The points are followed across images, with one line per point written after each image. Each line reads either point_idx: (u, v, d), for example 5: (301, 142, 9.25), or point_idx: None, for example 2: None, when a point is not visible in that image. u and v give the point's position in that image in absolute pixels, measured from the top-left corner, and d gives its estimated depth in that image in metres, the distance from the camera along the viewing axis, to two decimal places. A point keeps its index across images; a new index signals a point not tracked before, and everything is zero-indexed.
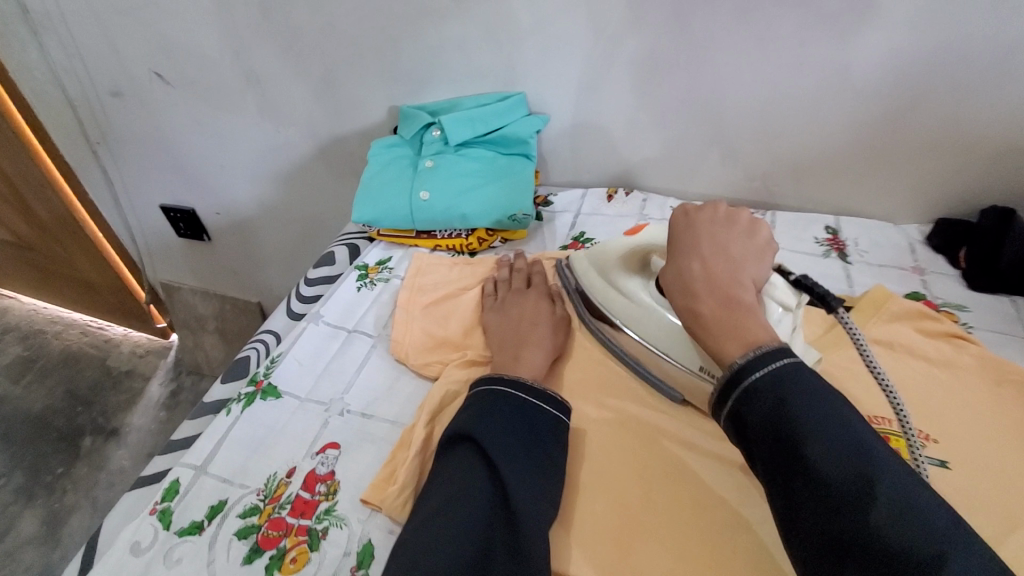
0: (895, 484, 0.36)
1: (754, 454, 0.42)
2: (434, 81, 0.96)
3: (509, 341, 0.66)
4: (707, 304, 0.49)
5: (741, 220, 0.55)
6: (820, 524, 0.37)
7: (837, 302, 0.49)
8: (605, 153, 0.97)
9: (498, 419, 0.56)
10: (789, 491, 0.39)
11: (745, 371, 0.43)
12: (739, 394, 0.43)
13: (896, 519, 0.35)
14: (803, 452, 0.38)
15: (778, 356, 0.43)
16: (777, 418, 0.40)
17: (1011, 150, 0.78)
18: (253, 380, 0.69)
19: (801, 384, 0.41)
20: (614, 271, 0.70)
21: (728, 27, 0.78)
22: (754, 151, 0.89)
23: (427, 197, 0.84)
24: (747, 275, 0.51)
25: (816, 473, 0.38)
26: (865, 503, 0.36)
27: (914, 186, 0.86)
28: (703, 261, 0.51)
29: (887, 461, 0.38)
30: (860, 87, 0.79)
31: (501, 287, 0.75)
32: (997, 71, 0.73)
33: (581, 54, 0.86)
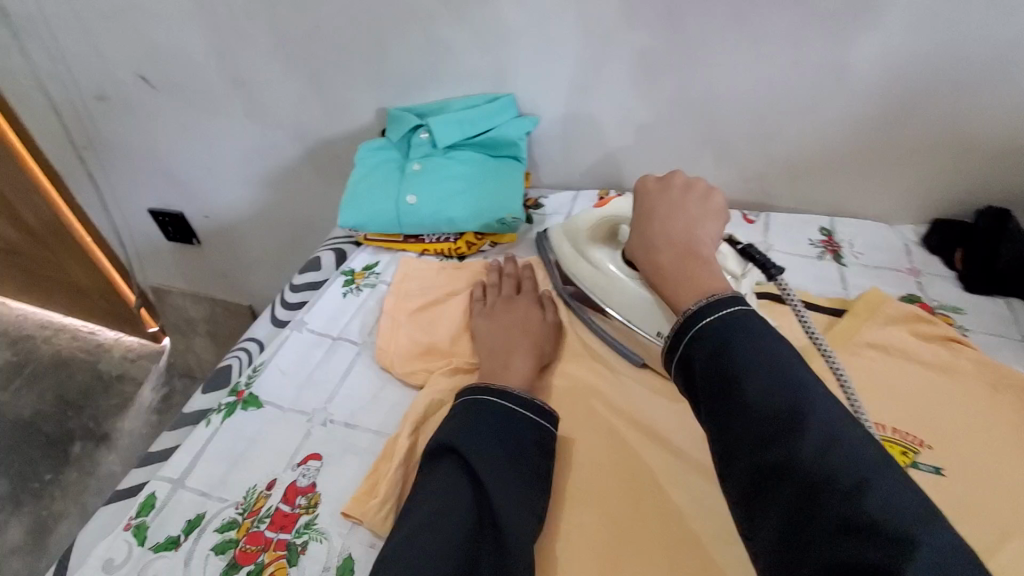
0: (821, 416, 0.39)
1: (699, 395, 0.45)
2: (422, 83, 0.95)
3: (497, 349, 0.65)
4: (665, 255, 0.56)
5: (699, 188, 0.62)
6: (751, 452, 0.40)
7: (777, 270, 0.57)
8: (597, 155, 0.95)
9: (483, 430, 0.54)
10: (727, 425, 0.41)
11: (696, 319, 0.46)
12: (688, 340, 0.46)
13: (819, 445, 0.37)
14: (738, 387, 0.41)
15: (725, 307, 0.46)
16: (718, 358, 0.43)
17: (1008, 149, 0.77)
18: (234, 389, 0.67)
19: (743, 329, 0.44)
20: (583, 242, 0.74)
21: (718, 26, 0.77)
22: (747, 152, 0.87)
23: (414, 200, 0.83)
24: (704, 237, 0.57)
25: (748, 405, 0.41)
26: (790, 431, 0.38)
27: (909, 187, 0.84)
28: (662, 222, 0.59)
29: (818, 396, 0.40)
30: (854, 86, 0.77)
31: (490, 293, 0.74)
32: (993, 70, 0.72)
33: (570, 54, 0.85)
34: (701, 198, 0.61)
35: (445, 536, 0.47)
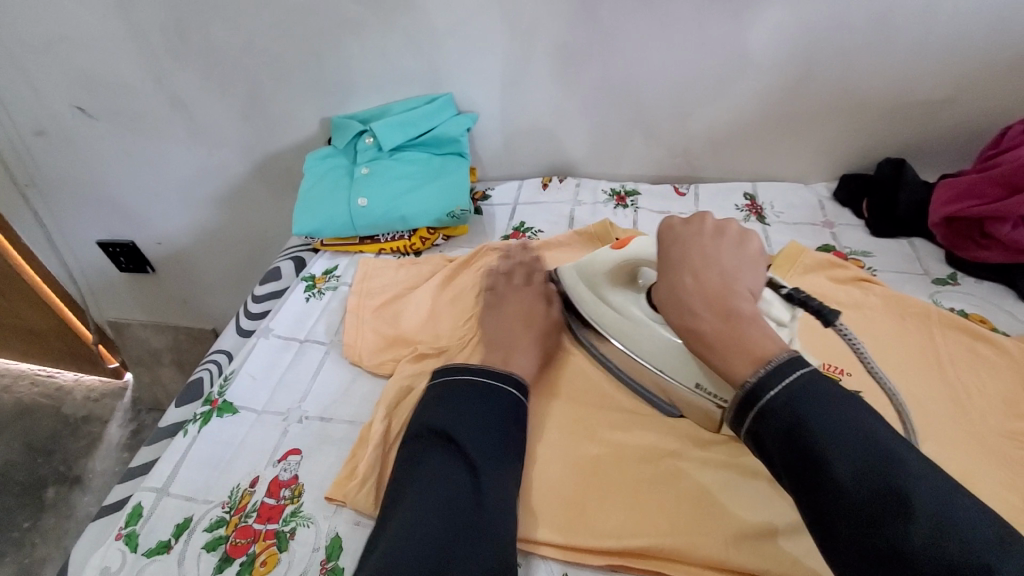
0: (927, 494, 0.37)
1: (780, 473, 0.42)
2: (361, 89, 0.98)
3: (499, 340, 0.67)
4: (708, 323, 0.47)
5: (730, 230, 0.53)
6: (860, 545, 0.37)
7: (833, 316, 0.47)
8: (536, 145, 1.00)
9: (453, 405, 0.57)
10: (824, 511, 0.39)
11: (759, 391, 0.42)
12: (756, 415, 0.42)
13: (936, 535, 0.35)
14: (829, 471, 0.39)
15: (789, 369, 0.42)
16: (798, 439, 0.40)
17: (894, 105, 0.86)
18: (208, 399, 0.69)
19: (817, 398, 0.41)
20: (603, 287, 0.69)
21: (632, 15, 0.83)
22: (673, 130, 0.94)
23: (366, 203, 0.86)
24: (743, 282, 0.50)
25: (844, 493, 0.38)
26: (901, 521, 0.36)
27: (818, 148, 0.93)
28: (697, 278, 0.50)
29: (918, 471, 0.38)
30: (758, 61, 0.85)
31: (500, 284, 0.75)
32: (872, 37, 0.80)
33: (500, 52, 0.90)
34: (736, 244, 0.52)
35: (433, 500, 0.50)
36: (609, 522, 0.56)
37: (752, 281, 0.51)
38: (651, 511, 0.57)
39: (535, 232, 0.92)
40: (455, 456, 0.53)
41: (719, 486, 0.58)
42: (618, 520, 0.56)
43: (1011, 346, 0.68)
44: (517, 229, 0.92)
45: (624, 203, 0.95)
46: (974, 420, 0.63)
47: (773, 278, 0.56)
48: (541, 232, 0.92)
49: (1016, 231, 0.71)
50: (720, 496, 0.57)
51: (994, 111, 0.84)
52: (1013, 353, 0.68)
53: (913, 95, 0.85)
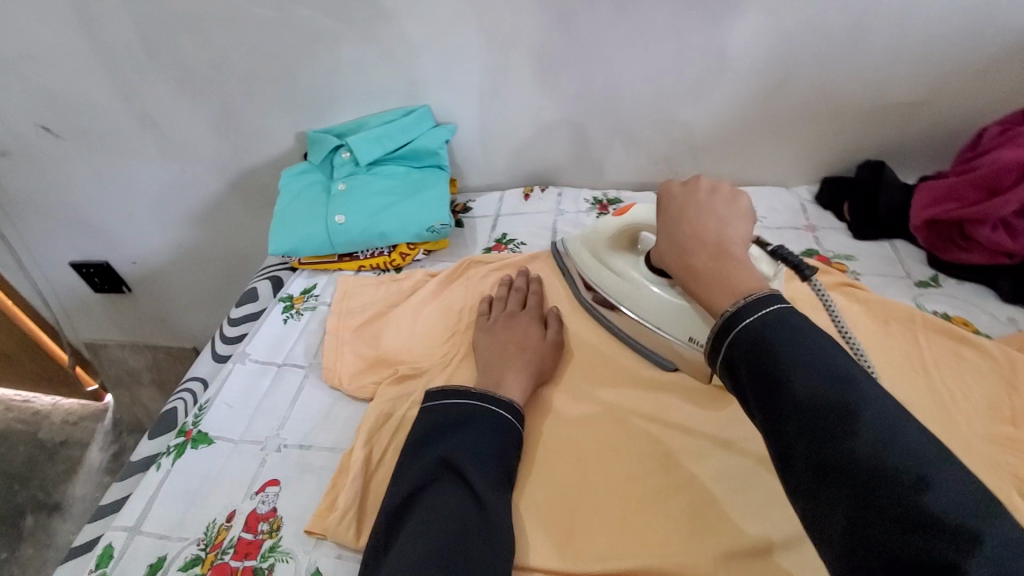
0: (878, 411, 0.36)
1: (748, 397, 0.42)
2: (336, 103, 0.96)
3: (493, 364, 0.66)
4: (698, 259, 0.52)
5: (725, 190, 0.58)
6: (805, 453, 0.37)
7: (810, 272, 0.55)
8: (517, 155, 0.99)
9: (450, 430, 0.57)
10: (779, 425, 0.39)
11: (738, 319, 0.44)
12: (731, 341, 0.44)
13: (880, 446, 0.35)
14: (787, 385, 0.39)
15: (767, 304, 0.44)
16: (763, 357, 0.41)
17: (873, 107, 0.86)
18: (182, 430, 0.67)
19: (788, 326, 0.42)
20: (604, 252, 0.73)
21: (609, 23, 0.82)
22: (654, 137, 0.94)
23: (343, 220, 0.85)
24: (737, 234, 0.54)
25: (799, 404, 0.38)
26: (848, 431, 0.36)
27: (798, 152, 0.93)
28: (692, 224, 0.55)
29: (873, 393, 0.37)
30: (736, 67, 0.84)
31: (496, 307, 0.74)
32: (849, 40, 0.80)
33: (477, 62, 0.88)
34: (730, 201, 0.57)
35: (435, 527, 0.50)
36: (600, 544, 0.55)
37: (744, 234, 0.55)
38: (638, 532, 0.56)
39: (517, 244, 0.90)
40: (454, 483, 0.53)
41: (709, 502, 0.57)
42: (604, 542, 0.55)
43: (993, 348, 0.68)
44: (500, 241, 0.91)
45: (607, 212, 0.94)
46: (961, 426, 0.62)
47: (760, 237, 0.61)
48: (524, 243, 0.90)
49: (995, 234, 0.71)
50: (711, 513, 0.56)
51: (970, 112, 0.85)
52: (997, 356, 0.67)
53: (890, 98, 0.85)
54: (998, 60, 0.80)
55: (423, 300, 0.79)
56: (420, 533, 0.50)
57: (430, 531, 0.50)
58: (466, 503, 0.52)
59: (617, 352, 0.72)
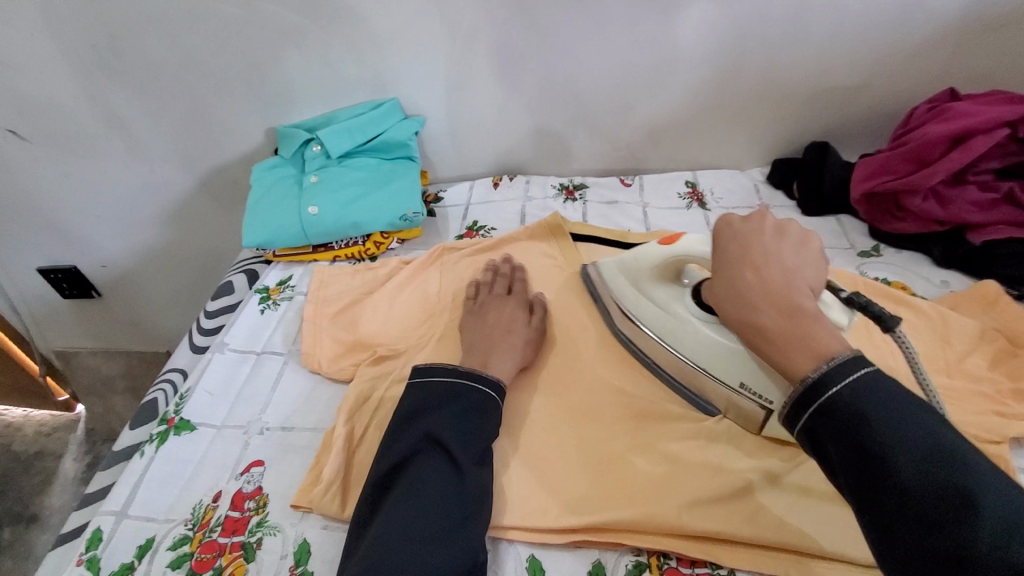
0: (994, 497, 0.35)
1: (837, 473, 0.40)
2: (305, 98, 0.97)
3: (479, 345, 0.68)
4: (770, 316, 0.45)
5: (791, 229, 0.51)
6: (917, 540, 0.36)
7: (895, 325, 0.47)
8: (485, 146, 1.02)
9: (434, 406, 0.59)
10: (882, 507, 0.38)
11: (823, 387, 0.41)
12: (814, 413, 0.41)
13: (1003, 537, 0.34)
14: (890, 466, 0.38)
15: (856, 369, 0.41)
16: (857, 434, 0.39)
17: (816, 92, 0.92)
18: (164, 419, 0.68)
19: (883, 398, 0.40)
20: (648, 284, 0.69)
21: (568, 16, 0.86)
22: (616, 124, 0.98)
23: (316, 211, 0.86)
24: (805, 281, 0.48)
25: (905, 489, 0.37)
26: (964, 519, 0.35)
27: (751, 136, 0.98)
28: (759, 273, 0.48)
29: (983, 473, 0.37)
30: (689, 55, 0.89)
31: (483, 291, 0.76)
32: (792, 29, 0.86)
33: (443, 55, 0.91)
34: (799, 245, 0.50)
35: (419, 497, 0.52)
36: (573, 502, 0.59)
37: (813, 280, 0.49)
38: (607, 489, 0.59)
39: (488, 230, 0.94)
40: (438, 455, 0.55)
41: (674, 457, 0.61)
42: (577, 499, 0.59)
43: (928, 307, 0.72)
44: (471, 228, 0.94)
45: (573, 197, 0.98)
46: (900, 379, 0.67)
47: (832, 282, 0.53)
48: (494, 229, 0.94)
49: (926, 203, 0.77)
50: (676, 467, 0.60)
51: (904, 93, 0.91)
52: (930, 313, 0.72)
53: (832, 82, 0.91)
54: (927, 43, 0.86)
55: (398, 287, 0.82)
56: (405, 502, 0.52)
57: (415, 499, 0.52)
58: (449, 473, 0.54)
59: (586, 327, 0.76)
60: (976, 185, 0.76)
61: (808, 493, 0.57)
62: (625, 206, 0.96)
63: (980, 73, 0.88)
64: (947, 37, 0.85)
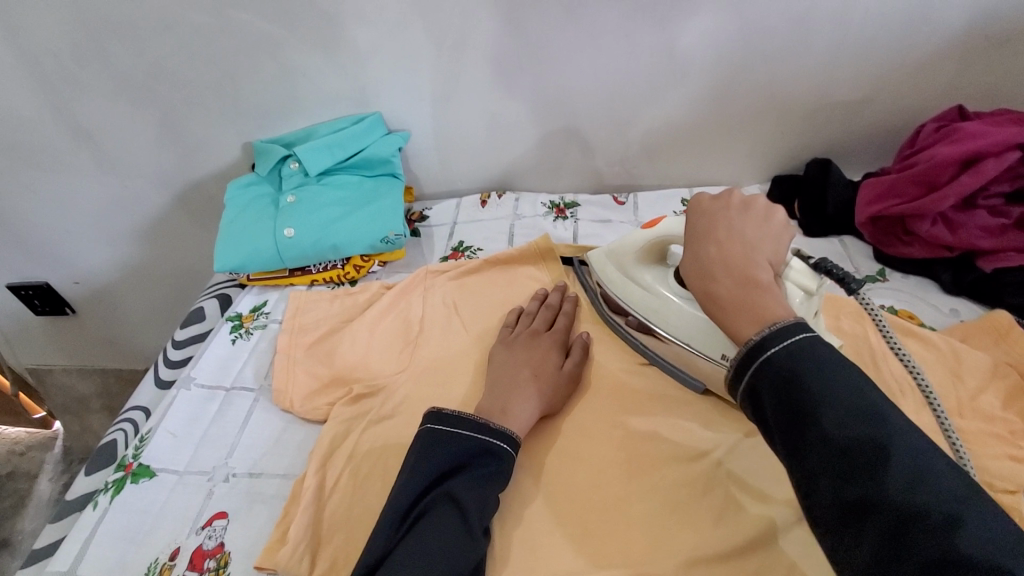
0: (910, 450, 0.34)
1: (770, 430, 0.38)
2: (282, 111, 0.93)
3: (499, 385, 0.63)
4: (724, 285, 0.45)
5: (758, 204, 0.50)
6: (834, 491, 0.34)
7: (857, 286, 0.48)
8: (472, 161, 0.98)
9: (448, 460, 0.53)
10: (805, 460, 0.36)
11: (762, 346, 0.40)
12: (752, 371, 0.39)
13: (911, 486, 0.33)
14: (816, 420, 0.36)
15: (794, 329, 0.40)
16: (789, 389, 0.37)
17: (817, 107, 0.88)
18: (121, 464, 0.64)
19: (817, 355, 0.38)
20: (631, 267, 0.69)
21: (558, 26, 0.81)
22: (609, 140, 0.94)
23: (292, 233, 0.82)
24: (765, 255, 0.47)
25: (828, 441, 0.35)
26: (879, 470, 0.33)
27: (749, 152, 0.94)
28: (720, 246, 0.47)
29: (905, 429, 0.35)
30: (686, 68, 0.85)
31: (523, 321, 0.72)
32: (793, 41, 0.82)
33: (427, 66, 0.86)
34: (764, 220, 0.49)
35: (420, 567, 0.46)
36: (557, 564, 0.54)
37: (773, 254, 0.48)
38: (600, 542, 0.55)
39: (474, 251, 0.89)
40: (445, 516, 0.50)
41: (670, 509, 0.57)
42: (568, 556, 0.54)
43: (938, 339, 0.68)
44: (457, 249, 0.89)
45: (564, 216, 0.94)
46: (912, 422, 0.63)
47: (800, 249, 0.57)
48: (481, 250, 0.89)
49: (934, 228, 0.73)
50: (671, 518, 0.56)
51: (909, 109, 0.87)
52: (941, 347, 0.68)
53: (834, 97, 0.87)
54: (934, 58, 0.82)
55: (378, 314, 0.77)
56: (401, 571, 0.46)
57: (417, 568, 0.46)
58: (456, 541, 0.49)
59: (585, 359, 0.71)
60: (986, 210, 0.72)
61: (816, 550, 0.53)
62: (618, 226, 0.92)
63: (988, 89, 0.85)
64: (954, 51, 0.81)
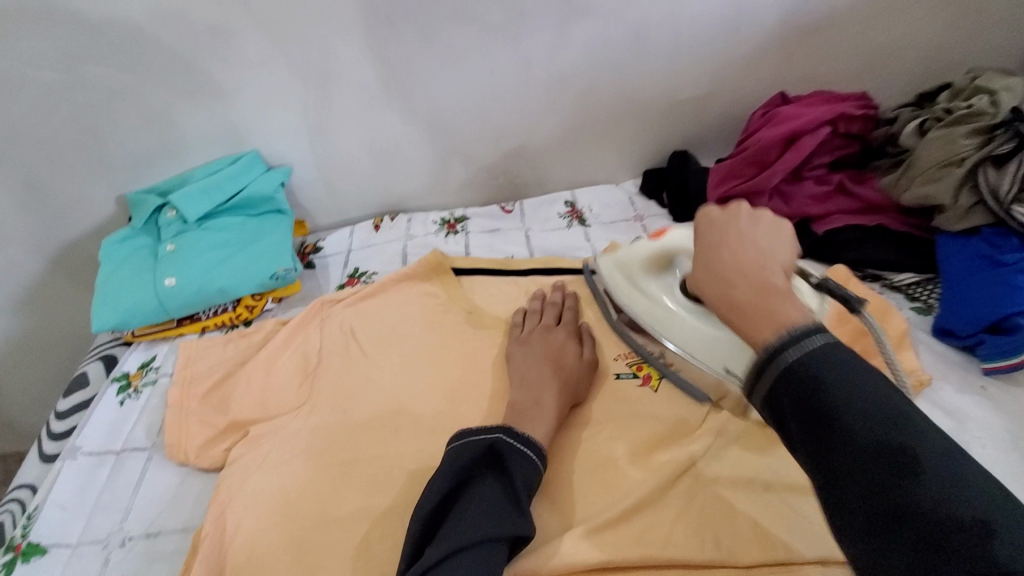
0: (941, 456, 0.33)
1: (792, 440, 0.38)
2: (152, 160, 0.90)
3: (529, 378, 0.66)
4: (740, 291, 0.44)
5: (767, 215, 0.50)
6: (863, 500, 0.34)
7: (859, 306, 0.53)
8: (362, 187, 0.99)
9: (513, 476, 0.53)
10: (831, 468, 0.35)
11: (781, 353, 0.39)
12: (773, 377, 0.39)
13: (942, 495, 0.32)
14: (839, 428, 0.35)
15: (812, 335, 0.39)
16: (811, 398, 0.37)
17: (670, 104, 0.96)
18: (9, 546, 0.63)
19: (838, 359, 0.38)
20: (638, 276, 0.73)
21: (417, 51, 0.85)
22: (489, 154, 0.98)
23: (174, 283, 0.80)
24: (779, 263, 0.46)
25: (853, 448, 0.35)
26: (907, 478, 0.33)
27: (619, 151, 1.01)
28: (736, 255, 0.46)
29: (931, 434, 0.35)
30: (546, 81, 0.91)
31: (530, 320, 0.76)
32: (637, 48, 0.89)
33: (297, 101, 0.88)
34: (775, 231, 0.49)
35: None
36: None
37: (787, 262, 0.48)
38: None
39: (370, 275, 0.91)
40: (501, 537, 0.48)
41: (564, 493, 0.61)
42: None
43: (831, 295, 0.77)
44: (352, 276, 0.91)
45: (455, 230, 0.97)
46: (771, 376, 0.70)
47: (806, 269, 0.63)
48: (376, 274, 0.91)
49: (772, 202, 0.82)
50: (568, 496, 0.61)
51: (746, 97, 0.98)
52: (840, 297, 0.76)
53: (682, 93, 0.95)
54: (757, 51, 0.92)
55: (274, 352, 0.77)
56: None
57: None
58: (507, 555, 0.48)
59: (483, 362, 0.74)
60: (812, 180, 0.82)
61: (690, 506, 0.59)
62: (507, 233, 0.96)
63: (806, 75, 0.96)
64: (772, 45, 0.92)
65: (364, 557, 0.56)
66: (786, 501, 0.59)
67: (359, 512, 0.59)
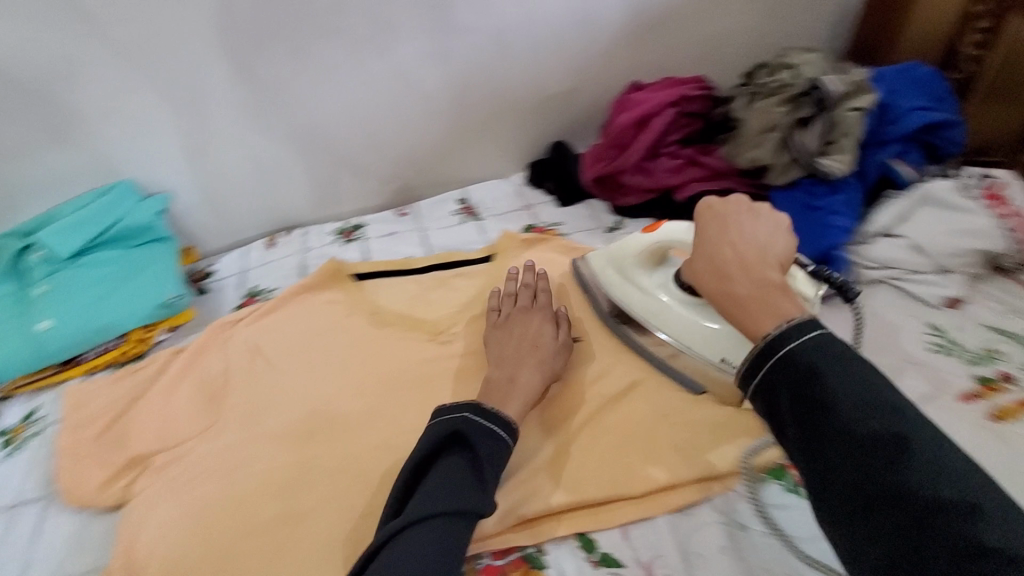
0: (930, 445, 0.38)
1: (786, 429, 0.43)
2: (10, 200, 0.84)
3: (509, 358, 0.68)
4: (743, 285, 0.50)
5: (764, 211, 0.56)
6: (853, 486, 0.38)
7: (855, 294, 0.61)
8: (252, 206, 0.98)
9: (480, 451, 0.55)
10: (824, 455, 0.40)
11: (781, 341, 0.44)
12: (769, 366, 0.44)
13: (929, 480, 0.36)
14: (831, 415, 0.40)
15: (808, 326, 0.44)
16: (807, 386, 0.41)
17: (543, 99, 1.04)
18: None
19: (833, 351, 0.42)
20: (633, 269, 0.77)
21: (291, 67, 0.86)
22: (378, 161, 1.01)
23: (50, 326, 0.76)
24: (774, 255, 0.52)
25: (845, 432, 0.39)
26: (897, 463, 0.37)
27: (503, 147, 1.08)
28: (738, 250, 0.52)
29: (920, 424, 0.39)
30: (424, 86, 0.95)
31: (507, 305, 0.77)
32: (505, 49, 0.96)
33: (171, 125, 0.86)
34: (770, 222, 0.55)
35: (438, 552, 0.48)
36: None
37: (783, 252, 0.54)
38: None
39: (269, 292, 0.90)
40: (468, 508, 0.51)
41: None
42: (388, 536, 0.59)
43: None
44: (250, 295, 0.90)
45: (352, 238, 0.99)
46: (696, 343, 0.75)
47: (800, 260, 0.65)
48: (274, 290, 0.91)
49: (635, 177, 0.93)
50: None
51: (609, 87, 1.07)
52: None
53: (552, 88, 1.04)
54: (612, 45, 1.02)
55: (171, 380, 0.75)
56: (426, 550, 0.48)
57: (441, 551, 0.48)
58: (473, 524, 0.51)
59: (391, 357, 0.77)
60: (666, 156, 0.93)
61: (590, 453, 0.66)
62: (404, 236, 1.00)
63: (657, 63, 1.08)
64: (624, 39, 1.02)
65: (286, 557, 0.57)
66: (671, 434, 0.67)
67: (279, 517, 0.60)
